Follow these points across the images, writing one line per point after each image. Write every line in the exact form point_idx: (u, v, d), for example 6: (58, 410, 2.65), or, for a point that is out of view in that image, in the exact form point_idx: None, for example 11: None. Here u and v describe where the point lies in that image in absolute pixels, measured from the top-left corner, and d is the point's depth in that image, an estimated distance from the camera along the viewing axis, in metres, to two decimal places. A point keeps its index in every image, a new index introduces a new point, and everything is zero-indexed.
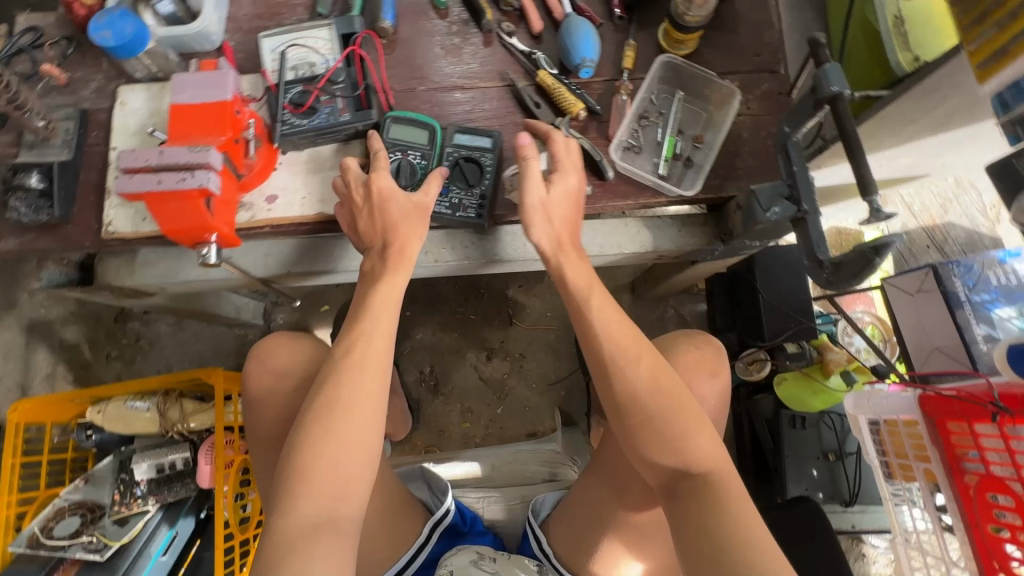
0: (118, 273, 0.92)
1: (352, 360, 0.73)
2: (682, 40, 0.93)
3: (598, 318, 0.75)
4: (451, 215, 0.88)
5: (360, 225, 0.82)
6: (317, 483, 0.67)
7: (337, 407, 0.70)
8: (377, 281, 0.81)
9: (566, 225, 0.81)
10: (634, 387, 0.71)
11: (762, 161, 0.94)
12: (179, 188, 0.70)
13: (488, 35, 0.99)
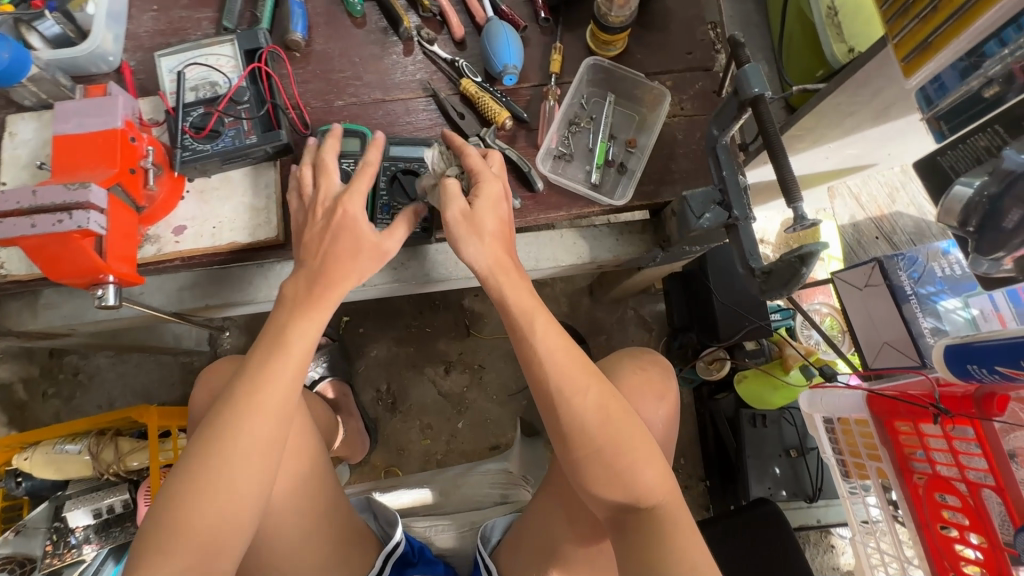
0: (19, 317, 0.85)
1: (237, 423, 0.62)
2: (608, 41, 0.90)
3: (542, 343, 0.66)
4: (395, 233, 0.84)
5: (304, 241, 0.72)
6: (189, 542, 0.58)
7: (216, 482, 0.60)
8: (284, 317, 0.69)
9: (497, 238, 0.70)
10: (581, 420, 0.63)
11: (697, 163, 0.91)
12: (55, 231, 0.63)
13: (408, 43, 0.94)
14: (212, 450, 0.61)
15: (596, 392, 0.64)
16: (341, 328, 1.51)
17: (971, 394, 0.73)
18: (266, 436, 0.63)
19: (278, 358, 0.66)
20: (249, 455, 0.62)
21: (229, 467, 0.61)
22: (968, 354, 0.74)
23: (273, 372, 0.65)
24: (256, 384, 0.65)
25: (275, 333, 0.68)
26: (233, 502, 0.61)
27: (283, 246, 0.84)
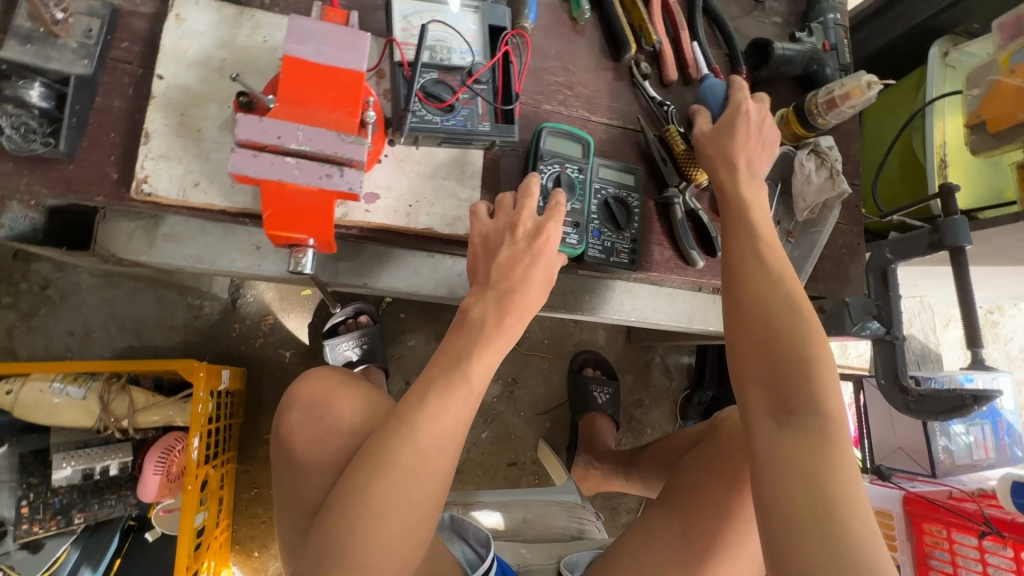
0: (128, 241, 0.68)
1: (409, 463, 0.55)
2: (800, 135, 0.95)
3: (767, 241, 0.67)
4: (604, 260, 0.80)
5: (498, 257, 0.64)
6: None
7: (375, 542, 0.53)
8: (467, 346, 0.61)
9: (743, 147, 0.74)
10: (786, 301, 0.61)
11: (836, 268, 0.99)
12: (316, 186, 0.53)
13: (622, 69, 0.91)
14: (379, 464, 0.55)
15: (795, 293, 0.62)
16: (380, 308, 1.39)
17: (1021, 522, 0.91)
18: (433, 488, 0.56)
19: (458, 394, 0.58)
20: (416, 500, 0.55)
21: (381, 514, 0.53)
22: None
23: (453, 410, 0.58)
24: (435, 416, 0.57)
25: (456, 356, 0.60)
26: (383, 566, 0.53)
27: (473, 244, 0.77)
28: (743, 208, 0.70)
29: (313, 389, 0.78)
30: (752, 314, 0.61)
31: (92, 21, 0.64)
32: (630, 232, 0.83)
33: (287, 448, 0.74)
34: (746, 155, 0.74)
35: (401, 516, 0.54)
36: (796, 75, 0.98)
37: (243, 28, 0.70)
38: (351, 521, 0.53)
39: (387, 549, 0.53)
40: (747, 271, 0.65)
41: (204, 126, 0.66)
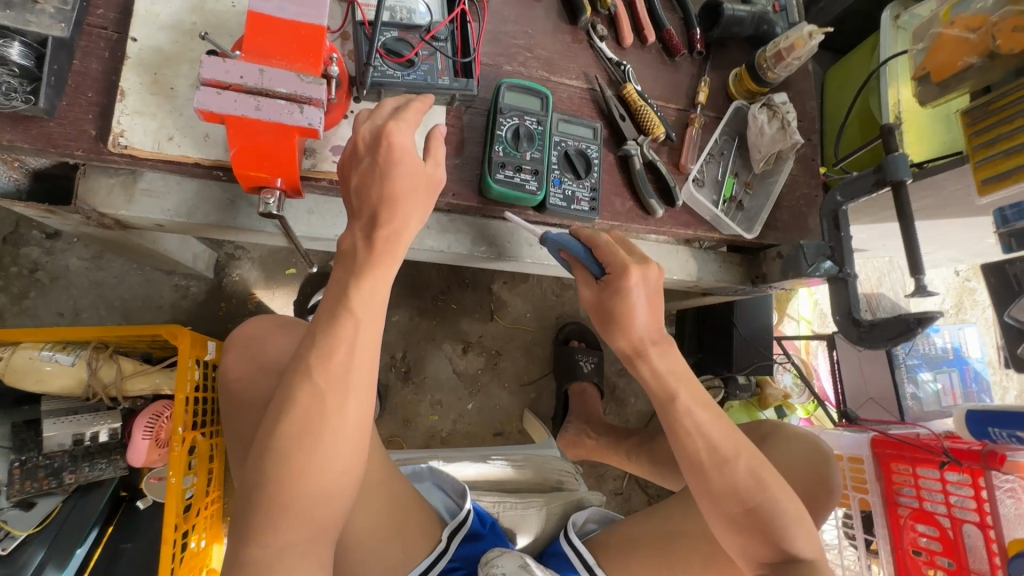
0: (108, 196, 0.72)
1: (307, 403, 0.58)
2: (753, 90, 1.00)
3: (696, 418, 0.72)
4: (565, 208, 0.85)
5: (352, 180, 0.66)
6: (297, 508, 0.57)
7: (294, 487, 0.57)
8: (348, 278, 0.64)
9: (644, 325, 0.78)
10: (731, 481, 0.68)
11: (795, 218, 1.04)
12: (278, 122, 0.57)
13: (581, 32, 0.96)
14: (284, 411, 0.58)
15: (748, 462, 0.69)
16: None
17: (978, 449, 0.93)
18: (343, 427, 0.60)
19: (345, 328, 0.62)
20: (326, 442, 0.58)
21: (301, 467, 0.57)
22: (990, 419, 0.94)
23: (344, 345, 0.61)
24: (326, 353, 0.60)
25: (343, 286, 0.64)
26: (322, 493, 0.58)
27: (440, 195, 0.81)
28: (669, 386, 0.74)
29: (250, 330, 0.88)
30: (723, 493, 0.68)
31: None
32: (590, 181, 0.87)
33: (228, 383, 0.84)
34: (644, 284, 0.78)
35: (309, 454, 0.57)
36: (748, 35, 1.03)
37: None
38: (268, 474, 0.57)
39: (309, 491, 0.58)
40: (695, 459, 0.70)
41: (176, 84, 0.70)
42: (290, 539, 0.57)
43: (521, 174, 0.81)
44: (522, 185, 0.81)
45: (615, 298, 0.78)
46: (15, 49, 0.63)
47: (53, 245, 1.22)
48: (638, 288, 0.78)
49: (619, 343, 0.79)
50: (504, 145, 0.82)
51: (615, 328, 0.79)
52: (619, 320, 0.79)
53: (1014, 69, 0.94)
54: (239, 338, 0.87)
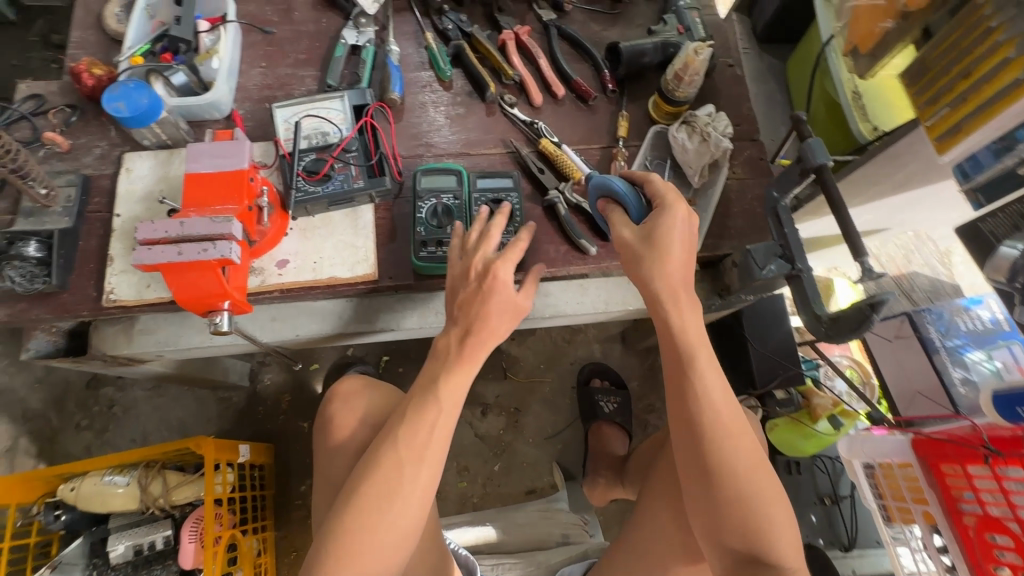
0: (114, 342, 0.88)
1: (397, 468, 0.70)
2: (672, 112, 1.02)
3: (709, 393, 0.72)
4: None
5: (458, 296, 0.76)
6: (362, 561, 0.67)
7: (369, 533, 0.68)
8: (438, 371, 0.75)
9: (672, 270, 0.74)
10: (733, 466, 0.71)
11: (751, 222, 1.01)
12: (200, 258, 0.69)
13: (492, 105, 1.05)
14: (369, 473, 0.70)
15: (745, 449, 0.72)
16: (380, 367, 1.51)
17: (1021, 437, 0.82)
18: (421, 484, 0.71)
19: (428, 413, 0.72)
20: (399, 495, 0.69)
21: (377, 514, 0.68)
22: (1015, 398, 0.84)
23: (424, 429, 0.72)
24: (411, 436, 0.71)
25: (434, 371, 0.75)
26: (378, 551, 0.68)
27: (378, 281, 0.90)
28: (692, 344, 0.74)
29: (348, 387, 1.00)
30: (717, 466, 0.71)
31: (70, 190, 0.89)
32: (513, 222, 0.93)
33: (331, 429, 0.95)
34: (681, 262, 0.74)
35: (383, 518, 0.68)
36: (658, 61, 1.07)
37: (173, 164, 0.92)
38: (347, 521, 0.68)
39: (383, 537, 0.68)
40: (704, 431, 0.71)
41: None
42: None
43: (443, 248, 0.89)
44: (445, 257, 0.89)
45: (659, 230, 0.74)
46: (31, 247, 0.82)
47: (123, 382, 1.45)
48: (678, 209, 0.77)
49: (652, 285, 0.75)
50: (426, 225, 0.90)
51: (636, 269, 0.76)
52: (644, 259, 0.75)
53: (946, 9, 0.86)
54: (336, 395, 1.00)
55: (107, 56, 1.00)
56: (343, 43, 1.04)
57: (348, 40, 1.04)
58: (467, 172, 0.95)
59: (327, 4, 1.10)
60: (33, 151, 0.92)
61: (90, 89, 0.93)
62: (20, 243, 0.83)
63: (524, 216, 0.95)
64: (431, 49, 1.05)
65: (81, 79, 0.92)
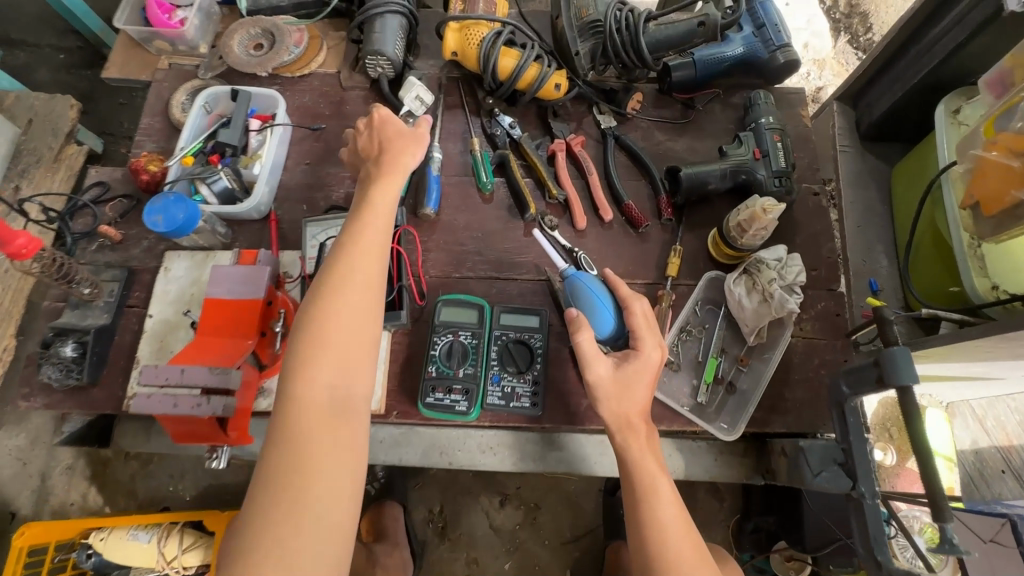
0: (133, 437, 0.91)
1: (342, 264, 0.69)
2: (733, 254, 0.89)
3: (671, 516, 0.69)
4: (504, 406, 0.83)
5: (362, 147, 0.84)
6: (324, 358, 0.64)
7: (322, 351, 0.65)
8: (366, 192, 0.77)
9: (639, 406, 0.75)
10: None
11: (813, 395, 0.86)
12: (193, 410, 0.68)
13: (531, 225, 0.97)
14: (311, 337, 0.65)
15: None
16: None
17: None
18: (366, 271, 0.70)
19: (367, 215, 0.74)
20: (343, 304, 0.67)
21: (334, 308, 0.66)
22: None
23: (374, 212, 0.74)
24: (355, 235, 0.72)
25: (364, 209, 0.75)
26: (339, 315, 0.66)
27: (384, 416, 0.86)
28: (645, 473, 0.71)
29: None
30: None
31: (114, 285, 0.93)
32: (532, 374, 0.85)
33: None
34: (632, 405, 0.74)
35: (336, 315, 0.66)
36: (726, 188, 0.94)
37: (207, 268, 0.93)
38: (296, 356, 0.65)
39: (337, 347, 0.65)
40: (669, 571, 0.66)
41: (175, 347, 0.89)
42: (320, 405, 0.63)
43: (452, 394, 0.83)
44: (452, 406, 0.82)
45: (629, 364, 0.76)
46: (68, 347, 0.87)
47: None
48: (643, 323, 0.79)
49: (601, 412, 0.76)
50: (437, 365, 0.84)
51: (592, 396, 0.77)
52: (602, 392, 0.76)
53: None
54: None
55: (168, 144, 1.04)
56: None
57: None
58: (489, 307, 0.89)
59: (379, 99, 1.08)
60: (90, 240, 0.97)
61: (145, 183, 0.97)
62: (61, 341, 0.87)
63: (547, 361, 0.87)
64: (474, 156, 0.98)
65: (139, 175, 0.96)
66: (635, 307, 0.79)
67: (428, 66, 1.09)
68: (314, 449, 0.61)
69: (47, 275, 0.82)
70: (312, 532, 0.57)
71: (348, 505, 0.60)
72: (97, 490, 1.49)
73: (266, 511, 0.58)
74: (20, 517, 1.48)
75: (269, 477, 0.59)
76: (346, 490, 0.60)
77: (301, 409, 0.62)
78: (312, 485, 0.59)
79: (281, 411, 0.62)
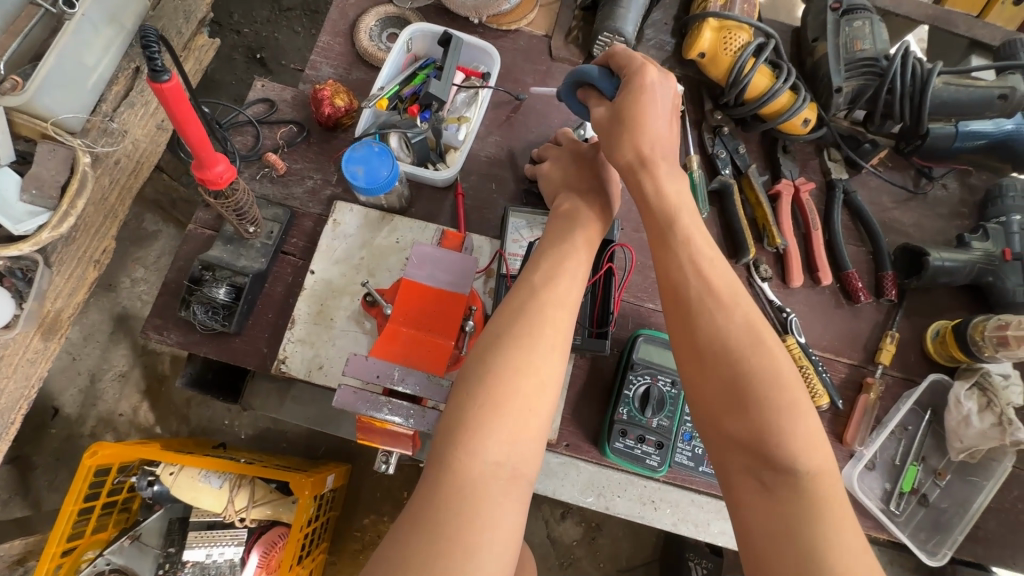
0: (266, 400, 0.82)
1: (531, 312, 0.56)
2: (959, 358, 0.81)
3: (693, 249, 0.60)
4: (692, 469, 0.75)
5: (571, 172, 0.75)
6: (502, 417, 0.51)
7: (497, 415, 0.51)
8: (569, 228, 0.66)
9: (653, 132, 0.66)
10: (726, 332, 0.55)
11: (1006, 529, 0.80)
12: (403, 416, 0.61)
13: (741, 269, 0.87)
14: (479, 392, 0.51)
15: (742, 319, 0.56)
16: None
17: None
18: (558, 321, 0.57)
19: (570, 255, 0.62)
20: (536, 363, 0.54)
21: (521, 364, 0.53)
22: None
23: (573, 259, 0.62)
24: (549, 277, 0.60)
25: (560, 247, 0.64)
26: (526, 377, 0.53)
27: (553, 445, 0.78)
28: (671, 206, 0.63)
29: None
30: (712, 356, 0.55)
31: (273, 226, 0.82)
32: None
33: None
34: (637, 136, 0.66)
35: (508, 366, 0.53)
36: (963, 283, 0.85)
37: (382, 231, 0.82)
38: (471, 411, 0.51)
39: (513, 412, 0.51)
40: (686, 310, 0.58)
41: (336, 315, 0.78)
42: (483, 488, 0.48)
43: (643, 445, 0.74)
44: (641, 458, 0.74)
45: (629, 103, 0.66)
46: (221, 290, 0.76)
47: None
48: (657, 94, 0.66)
49: (643, 189, 0.65)
50: (630, 407, 0.75)
51: (636, 182, 0.66)
52: (644, 168, 0.65)
53: None
54: None
55: (349, 74, 0.91)
56: (582, 135, 0.88)
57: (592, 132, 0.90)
58: None
59: None
60: (249, 166, 0.85)
61: (325, 116, 0.84)
62: (215, 280, 0.76)
63: None
64: (691, 175, 0.87)
65: (321, 106, 0.83)
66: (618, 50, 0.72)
67: (648, 55, 0.96)
68: (469, 540, 0.45)
69: (225, 209, 0.70)
70: None
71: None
72: (149, 407, 1.40)
73: None
74: (62, 415, 1.38)
75: (402, 561, 0.44)
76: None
77: (456, 485, 0.48)
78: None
79: (434, 485, 0.48)
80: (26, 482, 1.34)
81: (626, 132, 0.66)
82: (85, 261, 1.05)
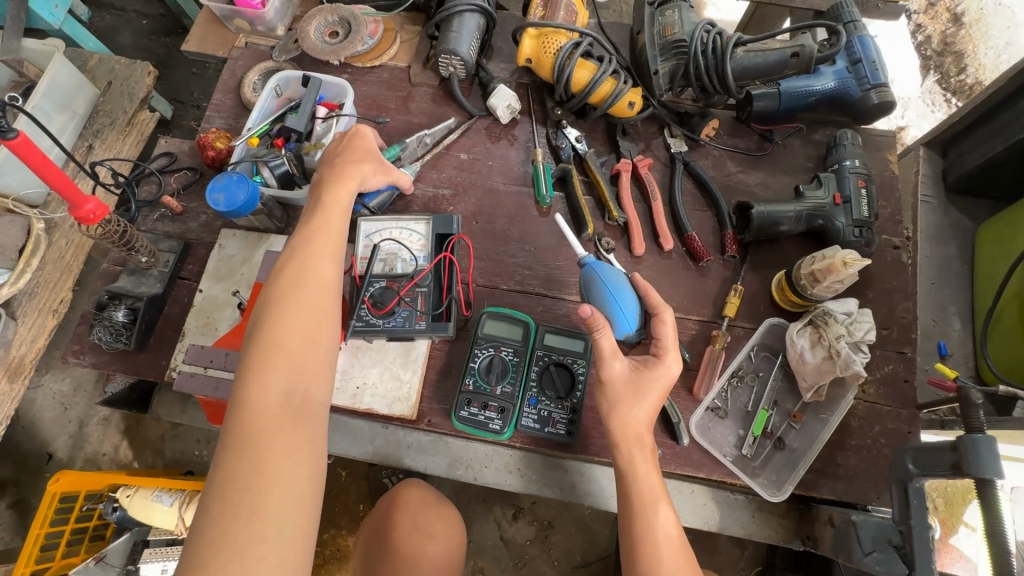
0: (171, 407, 0.93)
1: (294, 267, 0.68)
2: (801, 303, 0.84)
3: (639, 460, 0.70)
4: (539, 430, 0.81)
5: (330, 150, 0.82)
6: (282, 354, 0.62)
7: (275, 352, 0.62)
8: (319, 189, 0.76)
9: (645, 418, 0.71)
10: (659, 534, 0.66)
11: (870, 463, 0.81)
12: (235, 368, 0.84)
13: (587, 245, 0.93)
14: (257, 342, 0.62)
15: (667, 519, 0.67)
16: None
17: None
18: (318, 269, 0.68)
19: (333, 212, 0.74)
20: (306, 304, 0.65)
21: (293, 307, 0.65)
22: None
23: (328, 217, 0.73)
24: (305, 235, 0.71)
25: (318, 207, 0.74)
26: (293, 316, 0.64)
27: (414, 422, 0.84)
28: (634, 453, 0.70)
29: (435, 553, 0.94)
30: (643, 551, 0.66)
31: (169, 256, 0.94)
32: (572, 401, 0.82)
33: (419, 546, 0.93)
34: (638, 413, 0.71)
35: (280, 312, 0.64)
36: (800, 231, 0.89)
37: (259, 249, 0.94)
38: (253, 359, 0.62)
39: (291, 345, 0.62)
40: (628, 512, 0.68)
41: (220, 325, 0.90)
42: (281, 410, 0.59)
43: (488, 412, 0.81)
44: (485, 423, 0.81)
45: (651, 376, 0.72)
46: (120, 313, 0.88)
47: None
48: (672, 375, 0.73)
49: (634, 458, 0.70)
50: (476, 378, 0.83)
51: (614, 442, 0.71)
52: (638, 442, 0.71)
53: None
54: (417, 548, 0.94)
55: (236, 122, 1.05)
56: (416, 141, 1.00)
57: (408, 146, 0.98)
58: (533, 326, 0.87)
59: (445, 97, 1.06)
60: (152, 209, 0.99)
61: (209, 158, 0.98)
62: (115, 305, 0.89)
63: (587, 389, 0.84)
64: (536, 167, 0.96)
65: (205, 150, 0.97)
66: (664, 316, 0.75)
67: (498, 68, 1.07)
68: (275, 455, 0.56)
69: (109, 241, 0.83)
70: (267, 549, 0.51)
71: (309, 507, 0.56)
72: (128, 445, 1.54)
73: (208, 534, 0.52)
74: (55, 460, 1.53)
75: (228, 481, 0.54)
76: (306, 495, 0.56)
77: (256, 415, 0.58)
78: (269, 497, 0.54)
79: (237, 421, 0.58)
80: (26, 522, 1.49)
81: (629, 401, 0.71)
82: (45, 311, 1.21)
